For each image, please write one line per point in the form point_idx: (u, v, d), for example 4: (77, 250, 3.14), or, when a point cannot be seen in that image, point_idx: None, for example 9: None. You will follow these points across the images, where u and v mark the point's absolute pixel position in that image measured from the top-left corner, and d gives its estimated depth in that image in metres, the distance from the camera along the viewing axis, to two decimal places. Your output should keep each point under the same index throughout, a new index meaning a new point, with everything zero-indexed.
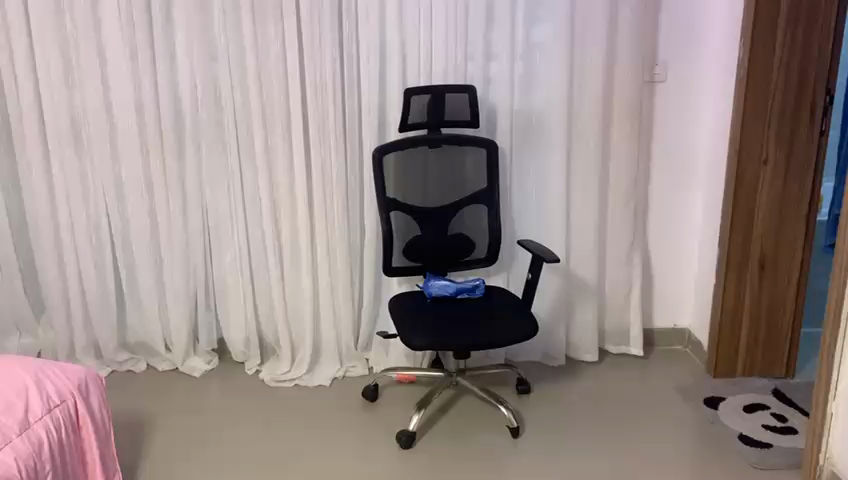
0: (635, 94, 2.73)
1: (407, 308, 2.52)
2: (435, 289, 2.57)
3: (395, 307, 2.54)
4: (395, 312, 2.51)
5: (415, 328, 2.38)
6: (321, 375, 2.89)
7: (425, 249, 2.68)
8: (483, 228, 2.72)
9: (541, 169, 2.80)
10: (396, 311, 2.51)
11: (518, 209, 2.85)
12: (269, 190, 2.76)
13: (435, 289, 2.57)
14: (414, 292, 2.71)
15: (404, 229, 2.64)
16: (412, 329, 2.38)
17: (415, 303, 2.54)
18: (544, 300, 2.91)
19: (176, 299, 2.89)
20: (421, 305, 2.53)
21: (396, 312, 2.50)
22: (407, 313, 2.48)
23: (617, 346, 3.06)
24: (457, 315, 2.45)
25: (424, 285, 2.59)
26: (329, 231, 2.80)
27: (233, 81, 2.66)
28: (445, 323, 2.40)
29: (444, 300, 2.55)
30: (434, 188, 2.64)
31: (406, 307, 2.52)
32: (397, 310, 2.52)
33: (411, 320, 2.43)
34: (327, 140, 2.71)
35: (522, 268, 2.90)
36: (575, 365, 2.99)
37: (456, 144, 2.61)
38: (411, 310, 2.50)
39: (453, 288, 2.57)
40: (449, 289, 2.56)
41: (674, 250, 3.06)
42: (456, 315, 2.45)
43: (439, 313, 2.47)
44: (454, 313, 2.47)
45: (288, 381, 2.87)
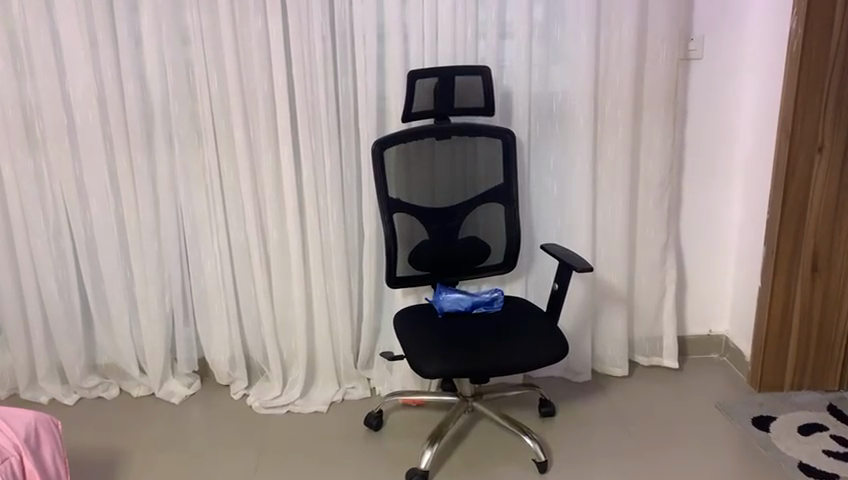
0: (670, 73, 2.39)
1: (414, 323, 2.19)
2: (447, 303, 2.23)
3: (402, 322, 2.21)
4: (400, 328, 2.18)
5: (426, 349, 2.05)
6: (318, 399, 2.55)
7: (434, 254, 2.34)
8: (500, 230, 2.38)
9: (564, 160, 2.46)
10: (401, 327, 2.18)
11: (536, 207, 2.52)
12: (254, 191, 2.41)
13: (448, 304, 2.22)
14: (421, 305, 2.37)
15: (410, 232, 2.30)
16: (421, 349, 2.05)
17: (425, 318, 2.21)
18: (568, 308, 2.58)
19: (150, 317, 2.54)
20: (431, 319, 2.20)
21: (401, 329, 2.17)
22: (415, 329, 2.15)
23: (648, 358, 2.73)
24: (473, 332, 2.13)
25: (434, 298, 2.25)
26: (323, 236, 2.45)
27: (209, 65, 2.31)
28: (459, 343, 2.07)
29: (457, 316, 2.21)
30: (443, 185, 2.30)
31: (413, 322, 2.19)
32: (403, 326, 2.18)
33: (420, 338, 2.10)
34: (319, 133, 2.36)
35: (543, 274, 2.57)
36: (602, 380, 2.66)
37: (469, 133, 2.27)
38: (420, 325, 2.17)
39: (468, 302, 2.23)
40: (463, 303, 2.22)
41: (710, 248, 2.73)
42: (471, 332, 2.13)
43: (452, 329, 2.14)
44: (469, 329, 2.14)
45: (280, 407, 2.52)
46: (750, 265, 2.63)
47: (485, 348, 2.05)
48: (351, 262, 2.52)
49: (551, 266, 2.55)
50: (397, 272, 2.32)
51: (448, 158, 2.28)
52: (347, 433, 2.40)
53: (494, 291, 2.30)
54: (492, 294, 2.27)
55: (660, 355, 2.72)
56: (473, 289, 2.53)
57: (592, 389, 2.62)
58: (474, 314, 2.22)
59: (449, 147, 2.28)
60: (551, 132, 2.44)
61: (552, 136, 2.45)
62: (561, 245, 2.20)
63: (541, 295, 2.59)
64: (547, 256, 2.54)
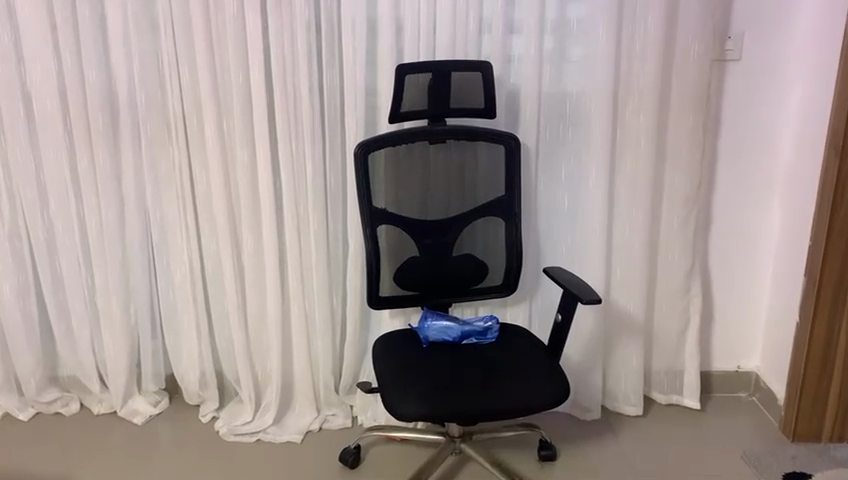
0: (702, 76, 2.08)
1: (393, 353, 1.92)
2: (434, 332, 1.97)
3: (381, 351, 1.94)
4: (377, 359, 1.91)
5: (403, 385, 1.78)
6: (293, 427, 2.30)
7: (423, 273, 2.07)
8: (500, 249, 2.10)
9: (577, 172, 2.17)
10: (378, 358, 1.91)
11: (545, 223, 2.23)
12: (227, 195, 2.16)
13: (434, 333, 1.96)
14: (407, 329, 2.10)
15: (396, 248, 2.03)
16: (397, 386, 1.78)
17: (407, 347, 1.94)
18: (574, 341, 2.29)
19: (113, 329, 2.31)
20: (413, 349, 1.93)
21: (378, 360, 1.90)
22: (393, 361, 1.88)
23: (667, 396, 2.42)
24: (460, 367, 1.85)
25: (419, 326, 1.98)
26: (303, 247, 2.20)
27: (179, 53, 2.06)
28: (443, 380, 1.80)
29: (444, 346, 1.93)
30: (436, 195, 2.03)
31: (393, 352, 1.92)
32: (380, 356, 1.92)
33: (398, 373, 1.83)
34: (300, 133, 2.10)
35: (547, 301, 2.27)
36: (613, 419, 2.37)
37: (466, 138, 2.00)
38: (400, 356, 1.90)
39: (458, 332, 1.96)
40: (451, 333, 1.96)
41: (742, 274, 2.42)
42: (458, 367, 1.85)
43: (436, 362, 1.87)
44: (455, 363, 1.87)
45: (250, 435, 2.27)
46: (788, 296, 2.32)
47: (473, 387, 1.78)
48: (334, 276, 2.26)
49: (556, 294, 2.26)
50: (380, 292, 2.06)
51: (443, 165, 2.01)
52: (320, 468, 2.14)
53: (489, 318, 2.02)
54: (486, 323, 1.99)
55: (681, 393, 2.42)
56: (469, 312, 2.26)
57: (601, 429, 2.32)
58: (464, 345, 1.94)
59: (444, 153, 2.00)
60: (563, 138, 2.16)
61: (565, 143, 2.16)
62: (567, 269, 1.92)
63: (544, 325, 2.30)
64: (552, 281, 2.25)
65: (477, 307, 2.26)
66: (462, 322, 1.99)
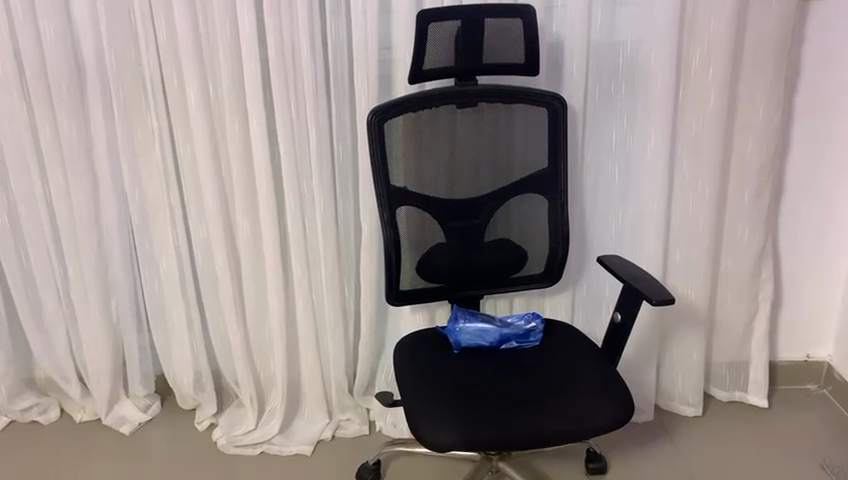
0: (786, 19, 1.72)
1: (418, 362, 1.60)
2: (467, 335, 1.65)
3: (403, 359, 1.63)
4: (399, 370, 1.60)
5: (433, 405, 1.47)
6: (302, 436, 2.01)
7: (451, 262, 1.75)
8: (541, 231, 1.77)
9: (631, 137, 1.83)
10: (400, 368, 1.60)
11: (591, 198, 1.90)
12: (217, 172, 1.83)
13: (468, 336, 1.63)
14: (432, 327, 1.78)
15: (418, 234, 1.71)
16: (425, 406, 1.47)
17: (434, 353, 1.63)
18: (634, 350, 1.99)
19: (92, 327, 2.01)
20: (441, 357, 1.61)
21: (401, 372, 1.59)
22: (418, 373, 1.57)
23: (728, 392, 2.12)
24: (500, 379, 1.54)
25: (449, 327, 1.66)
26: (308, 231, 1.88)
27: (154, 3, 1.70)
28: (480, 397, 1.49)
29: (480, 352, 1.62)
30: (466, 170, 1.69)
31: (418, 361, 1.61)
32: (403, 367, 1.60)
33: (425, 388, 1.52)
34: (302, 98, 1.76)
35: (591, 290, 1.96)
36: (668, 421, 2.07)
37: (502, 100, 1.66)
38: (425, 367, 1.59)
39: (497, 334, 1.64)
40: (488, 337, 1.64)
41: (818, 252, 2.08)
42: (497, 379, 1.54)
43: (471, 374, 1.56)
44: (493, 375, 1.55)
45: (253, 447, 1.97)
46: None
47: (517, 406, 1.47)
48: (344, 264, 1.94)
49: (614, 290, 1.95)
50: (400, 286, 1.74)
51: (474, 132, 1.67)
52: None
53: (529, 317, 1.71)
54: (528, 323, 1.68)
55: (744, 389, 2.11)
56: (503, 304, 1.95)
57: (656, 436, 2.02)
58: (503, 350, 1.63)
59: (475, 117, 1.66)
60: (614, 97, 1.81)
61: (617, 103, 1.81)
62: (627, 261, 1.60)
63: (591, 319, 2.00)
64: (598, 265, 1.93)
65: (511, 299, 1.94)
66: (499, 322, 1.67)
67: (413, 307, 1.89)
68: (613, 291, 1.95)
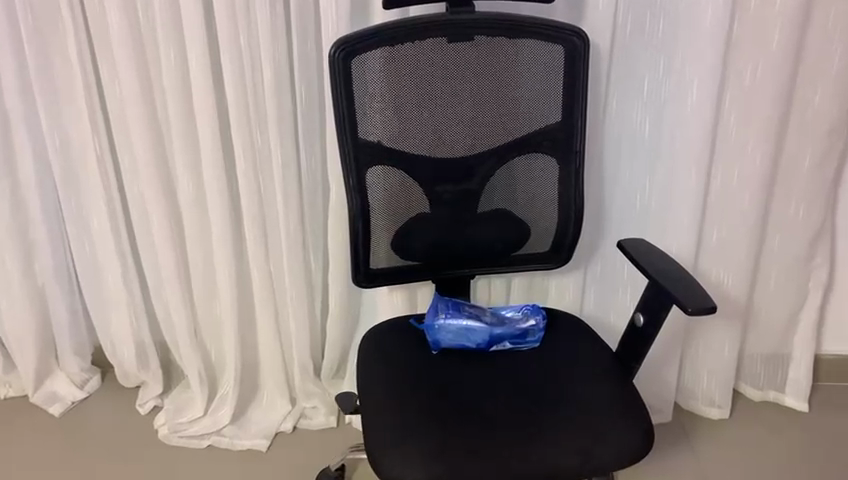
0: None
1: (387, 369, 1.29)
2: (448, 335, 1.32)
3: (369, 364, 1.31)
4: (362, 378, 1.28)
5: (400, 431, 1.16)
6: (259, 427, 1.71)
7: (434, 237, 1.41)
8: (549, 202, 1.42)
9: (668, 85, 1.46)
10: (364, 376, 1.29)
11: (613, 159, 1.54)
12: (149, 113, 1.48)
13: (450, 334, 1.30)
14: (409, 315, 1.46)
15: (393, 202, 1.36)
16: (390, 431, 1.16)
17: (408, 356, 1.31)
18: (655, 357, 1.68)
19: (12, 292, 1.70)
20: (416, 363, 1.29)
21: (364, 381, 1.28)
22: (385, 385, 1.25)
23: (761, 391, 1.80)
24: (487, 394, 1.22)
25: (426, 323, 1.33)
26: (264, 189, 1.54)
27: None
28: (460, 420, 1.17)
29: (464, 357, 1.30)
30: (457, 121, 1.33)
31: (386, 367, 1.29)
32: (367, 374, 1.29)
33: (391, 405, 1.21)
34: (253, 23, 1.39)
35: (603, 275, 1.64)
36: (689, 423, 1.76)
37: (507, 33, 1.29)
38: (394, 375, 1.27)
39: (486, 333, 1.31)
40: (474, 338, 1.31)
41: None
42: (483, 395, 1.22)
43: (450, 385, 1.24)
44: (479, 388, 1.23)
45: (200, 439, 1.68)
46: None
47: (506, 433, 1.15)
48: (308, 230, 1.60)
49: (632, 279, 1.62)
50: (370, 264, 1.41)
51: (469, 73, 1.30)
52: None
53: (528, 310, 1.38)
54: (526, 319, 1.35)
55: (780, 387, 1.79)
56: (500, 284, 1.62)
57: (674, 443, 1.71)
58: (493, 353, 1.30)
59: (471, 54, 1.29)
60: (649, 33, 1.43)
61: (652, 41, 1.43)
62: (654, 247, 1.25)
63: (602, 310, 1.68)
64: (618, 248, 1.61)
65: (509, 279, 1.61)
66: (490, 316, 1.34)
67: (390, 287, 1.56)
68: (634, 284, 1.63)
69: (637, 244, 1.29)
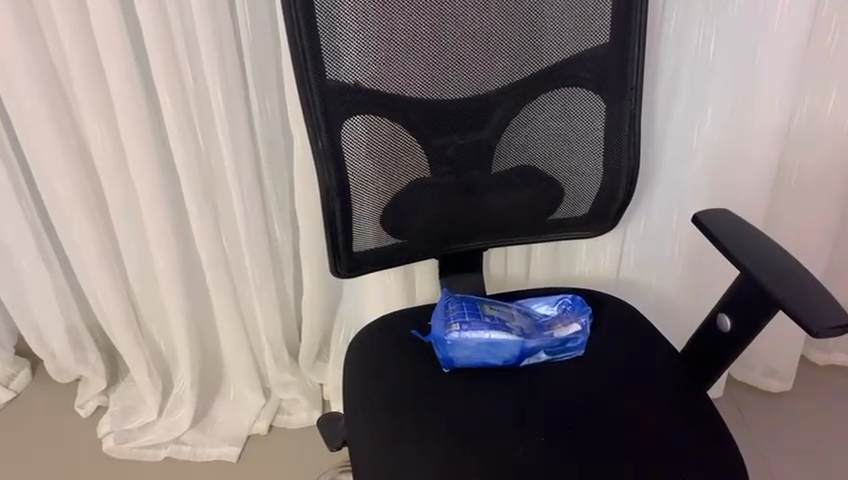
0: None
1: (380, 381, 0.97)
2: (465, 355, 0.95)
3: (357, 374, 0.99)
4: (349, 396, 0.97)
5: (395, 465, 0.85)
6: (227, 429, 1.40)
7: (439, 207, 1.05)
8: (592, 153, 1.05)
9: None
10: (351, 392, 0.97)
11: (669, 87, 1.16)
12: (33, 45, 1.08)
13: (465, 353, 0.94)
14: (408, 310, 1.11)
15: (383, 166, 0.99)
16: (383, 468, 0.85)
17: (409, 366, 0.99)
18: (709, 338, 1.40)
19: None
20: (419, 374, 0.97)
21: (352, 399, 0.96)
22: (378, 402, 0.94)
23: (823, 354, 1.52)
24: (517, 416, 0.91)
25: (436, 336, 0.95)
26: (208, 145, 1.17)
27: None
28: (479, 452, 0.86)
29: (486, 378, 0.96)
30: (469, 46, 0.94)
31: (380, 379, 0.97)
32: (355, 388, 0.97)
33: (386, 432, 0.90)
34: None
35: (647, 250, 1.29)
36: (744, 399, 1.47)
37: None
38: (389, 391, 0.95)
39: (514, 349, 0.95)
40: (501, 356, 0.95)
41: None
42: (509, 418, 0.91)
43: (467, 406, 0.92)
44: (505, 408, 0.92)
45: (156, 449, 1.37)
46: None
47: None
48: (266, 192, 1.24)
49: (686, 250, 1.30)
50: (354, 249, 1.04)
51: None
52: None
53: (566, 310, 1.02)
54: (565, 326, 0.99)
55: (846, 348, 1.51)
56: (516, 259, 1.31)
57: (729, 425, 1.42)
58: (524, 367, 0.97)
59: None
60: None
61: None
62: (760, 233, 0.92)
63: (648, 290, 1.34)
64: (671, 206, 1.25)
65: (529, 251, 1.29)
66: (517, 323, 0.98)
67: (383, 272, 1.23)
68: (684, 255, 1.30)
69: (727, 219, 0.95)
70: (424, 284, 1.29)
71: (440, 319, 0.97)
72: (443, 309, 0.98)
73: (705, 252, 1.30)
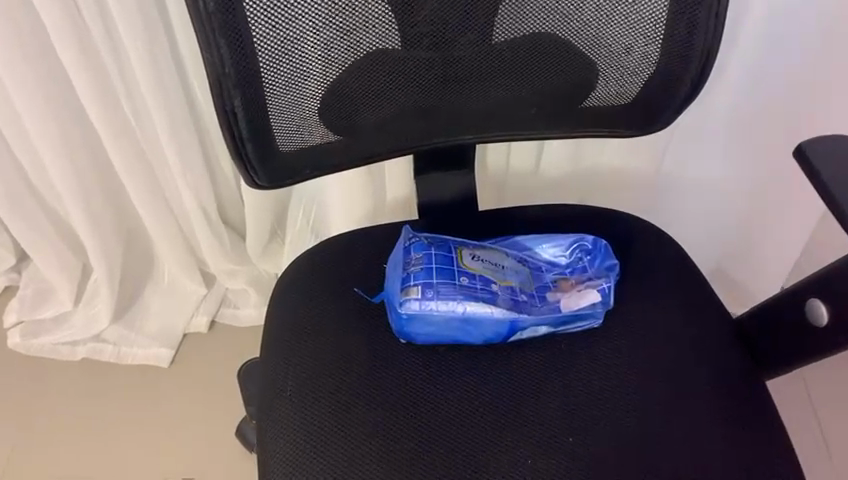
0: None
1: (306, 346, 0.69)
2: (429, 333, 0.64)
3: (280, 325, 0.72)
4: (266, 356, 0.70)
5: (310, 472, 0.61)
6: (159, 325, 1.16)
7: (410, 88, 0.70)
8: (649, 23, 0.68)
9: None
10: (269, 354, 0.70)
11: None
12: None
13: (427, 330, 0.64)
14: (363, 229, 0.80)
15: (315, 35, 0.62)
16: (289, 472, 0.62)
17: (348, 322, 0.70)
18: (751, 265, 1.11)
19: None
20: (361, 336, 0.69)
21: (268, 363, 0.70)
22: (298, 376, 0.67)
23: None
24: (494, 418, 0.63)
25: (393, 304, 0.64)
26: None
27: None
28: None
29: (460, 358, 0.67)
30: None
31: (307, 338, 0.70)
32: (275, 349, 0.70)
33: (302, 429, 0.64)
34: None
35: (688, 152, 0.99)
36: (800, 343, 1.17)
37: None
38: (317, 359, 0.68)
39: (501, 331, 0.64)
40: (479, 336, 0.64)
41: None
42: (477, 421, 0.63)
43: (420, 398, 0.65)
44: (473, 403, 0.64)
45: (73, 347, 1.14)
46: None
47: None
48: (169, 30, 0.91)
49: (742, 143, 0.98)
50: (277, 150, 0.70)
51: None
52: (206, 451, 1.06)
53: (583, 264, 0.70)
54: (579, 294, 0.67)
55: None
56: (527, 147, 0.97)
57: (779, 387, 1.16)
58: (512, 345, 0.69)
59: None
60: None
61: None
62: None
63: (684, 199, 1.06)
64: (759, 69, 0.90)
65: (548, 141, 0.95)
66: (508, 287, 0.66)
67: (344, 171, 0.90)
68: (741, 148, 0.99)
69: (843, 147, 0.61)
70: (400, 184, 0.96)
71: (398, 276, 0.65)
72: (402, 258, 0.67)
73: (766, 153, 0.98)
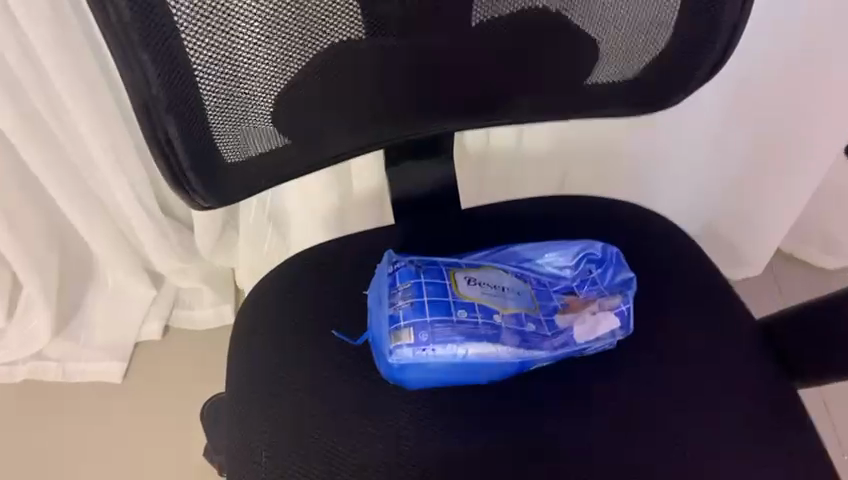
0: None
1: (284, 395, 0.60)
2: (427, 376, 0.55)
3: (247, 376, 0.61)
4: (237, 404, 0.61)
5: None
6: (107, 335, 1.05)
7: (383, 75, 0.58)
8: None
9: None
10: (240, 400, 0.61)
11: None
12: None
13: (424, 374, 0.55)
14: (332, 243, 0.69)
15: (261, 21, 0.49)
16: None
17: (330, 366, 0.61)
18: (746, 226, 1.04)
19: None
20: (344, 391, 0.59)
21: (239, 413, 0.60)
22: (273, 441, 0.57)
23: None
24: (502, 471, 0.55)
25: (381, 345, 0.55)
26: None
27: None
28: None
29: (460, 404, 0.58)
30: None
31: (280, 391, 0.60)
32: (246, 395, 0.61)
33: None
34: None
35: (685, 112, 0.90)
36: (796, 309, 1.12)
37: None
38: (293, 422, 0.58)
39: (511, 368, 0.56)
40: (483, 375, 0.56)
41: None
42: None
43: (415, 468, 0.56)
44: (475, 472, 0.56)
45: (11, 368, 1.02)
46: None
47: None
48: (75, 7, 0.77)
49: (735, 98, 0.90)
50: (226, 169, 0.57)
51: None
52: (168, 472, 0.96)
53: (593, 277, 0.61)
54: (594, 316, 0.58)
55: None
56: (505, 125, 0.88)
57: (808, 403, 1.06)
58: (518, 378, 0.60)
59: None
60: None
61: None
62: None
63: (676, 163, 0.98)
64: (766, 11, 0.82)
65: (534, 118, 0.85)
66: (512, 315, 0.57)
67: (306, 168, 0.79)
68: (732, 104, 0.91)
69: None
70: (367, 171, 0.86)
71: (385, 317, 0.55)
72: (387, 294, 0.56)
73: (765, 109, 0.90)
